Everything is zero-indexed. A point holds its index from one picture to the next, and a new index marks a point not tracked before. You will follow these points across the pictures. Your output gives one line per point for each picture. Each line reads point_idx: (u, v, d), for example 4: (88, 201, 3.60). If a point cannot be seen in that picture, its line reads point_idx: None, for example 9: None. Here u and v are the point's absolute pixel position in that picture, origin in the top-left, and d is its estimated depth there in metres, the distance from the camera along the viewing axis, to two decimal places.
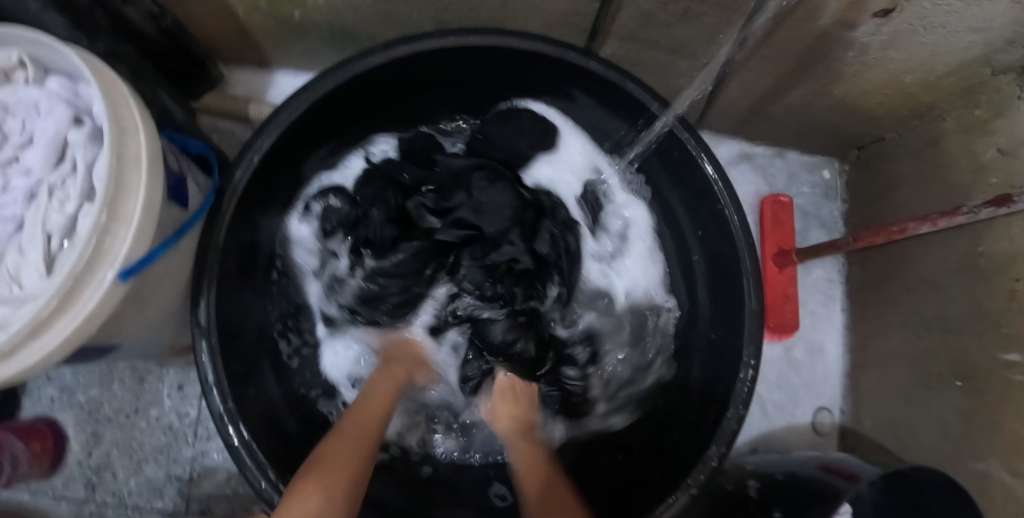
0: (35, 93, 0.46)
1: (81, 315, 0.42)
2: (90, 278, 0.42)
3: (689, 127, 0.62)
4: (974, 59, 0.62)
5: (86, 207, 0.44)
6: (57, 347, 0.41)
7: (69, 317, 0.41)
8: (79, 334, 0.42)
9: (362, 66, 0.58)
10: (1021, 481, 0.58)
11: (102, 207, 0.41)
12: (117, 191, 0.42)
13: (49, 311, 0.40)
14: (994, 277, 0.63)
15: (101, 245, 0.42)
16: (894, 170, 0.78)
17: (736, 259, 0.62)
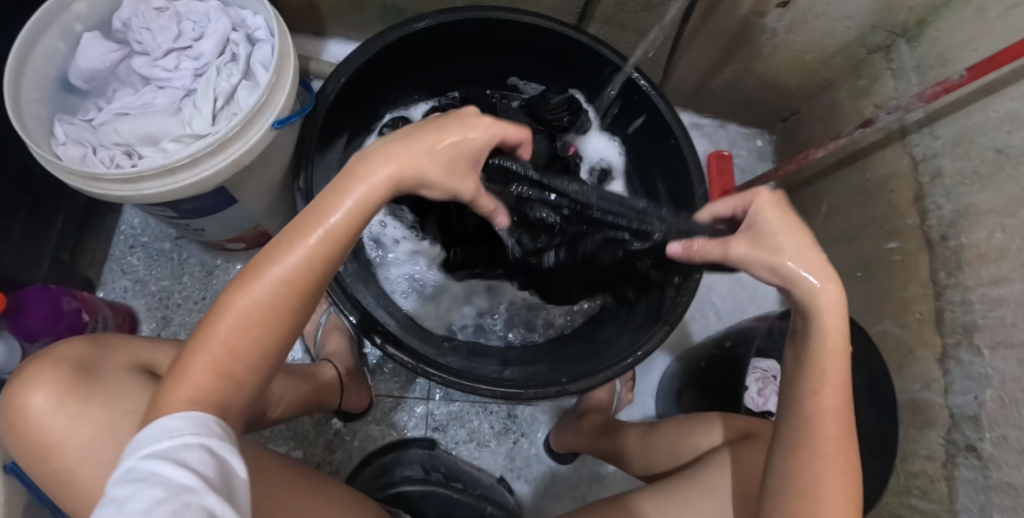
0: (204, 6, 0.63)
1: (246, 146, 0.57)
2: (257, 120, 0.58)
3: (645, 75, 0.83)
4: (854, 41, 0.89)
5: (247, 81, 0.61)
6: (224, 167, 0.57)
7: (240, 144, 0.57)
8: (239, 160, 0.58)
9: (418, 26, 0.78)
10: (906, 329, 0.79)
11: (273, 72, 0.58)
12: (279, 67, 0.59)
13: (231, 136, 0.56)
14: (877, 193, 0.88)
15: (268, 100, 0.58)
16: (805, 133, 1.04)
17: (689, 179, 0.83)
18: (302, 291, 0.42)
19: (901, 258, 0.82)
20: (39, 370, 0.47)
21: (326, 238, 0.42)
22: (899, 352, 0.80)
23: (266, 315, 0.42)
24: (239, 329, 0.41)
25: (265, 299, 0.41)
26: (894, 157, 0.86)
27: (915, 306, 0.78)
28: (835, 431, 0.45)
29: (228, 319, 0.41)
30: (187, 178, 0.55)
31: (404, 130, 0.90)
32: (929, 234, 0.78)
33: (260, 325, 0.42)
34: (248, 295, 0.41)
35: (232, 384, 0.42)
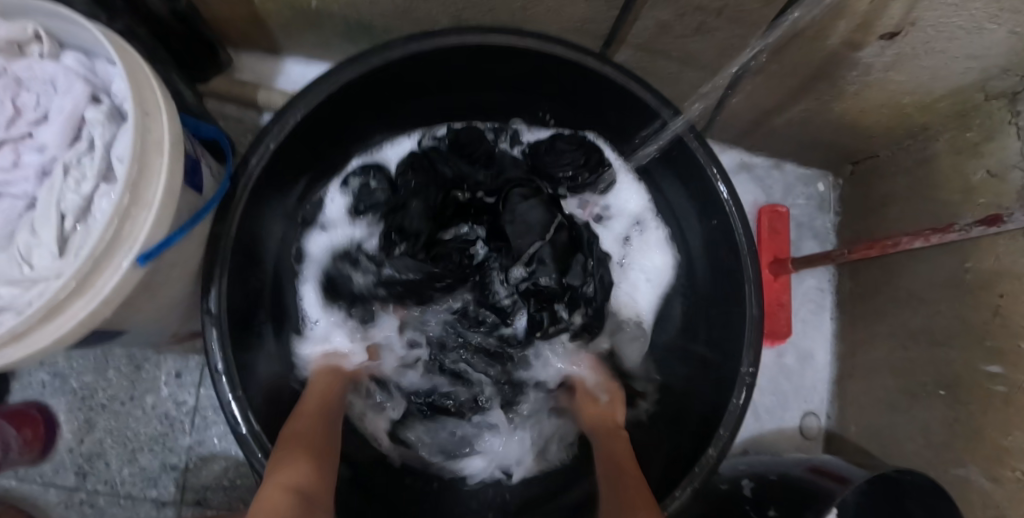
0: (51, 68, 0.45)
1: (99, 298, 0.41)
2: (110, 259, 0.41)
3: (712, 155, 0.63)
4: (971, 86, 0.65)
5: (104, 187, 0.43)
6: (70, 330, 0.41)
7: (86, 299, 0.41)
8: (93, 317, 0.42)
9: (369, 64, 0.58)
10: (998, 486, 0.62)
11: (126, 188, 0.41)
12: (138, 174, 0.42)
13: (67, 293, 0.39)
14: (978, 295, 0.67)
15: (119, 231, 0.41)
16: (887, 189, 0.81)
17: (741, 272, 0.64)
18: (315, 440, 0.54)
19: (1005, 392, 0.63)
20: None
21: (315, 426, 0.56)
22: (986, 511, 0.63)
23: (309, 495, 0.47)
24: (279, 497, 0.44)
25: (290, 475, 0.47)
26: (1006, 252, 0.63)
27: (1015, 461, 0.61)
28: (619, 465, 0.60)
29: (279, 485, 0.46)
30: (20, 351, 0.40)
31: (376, 182, 0.72)
32: None
33: (294, 488, 0.46)
34: (278, 477, 0.47)
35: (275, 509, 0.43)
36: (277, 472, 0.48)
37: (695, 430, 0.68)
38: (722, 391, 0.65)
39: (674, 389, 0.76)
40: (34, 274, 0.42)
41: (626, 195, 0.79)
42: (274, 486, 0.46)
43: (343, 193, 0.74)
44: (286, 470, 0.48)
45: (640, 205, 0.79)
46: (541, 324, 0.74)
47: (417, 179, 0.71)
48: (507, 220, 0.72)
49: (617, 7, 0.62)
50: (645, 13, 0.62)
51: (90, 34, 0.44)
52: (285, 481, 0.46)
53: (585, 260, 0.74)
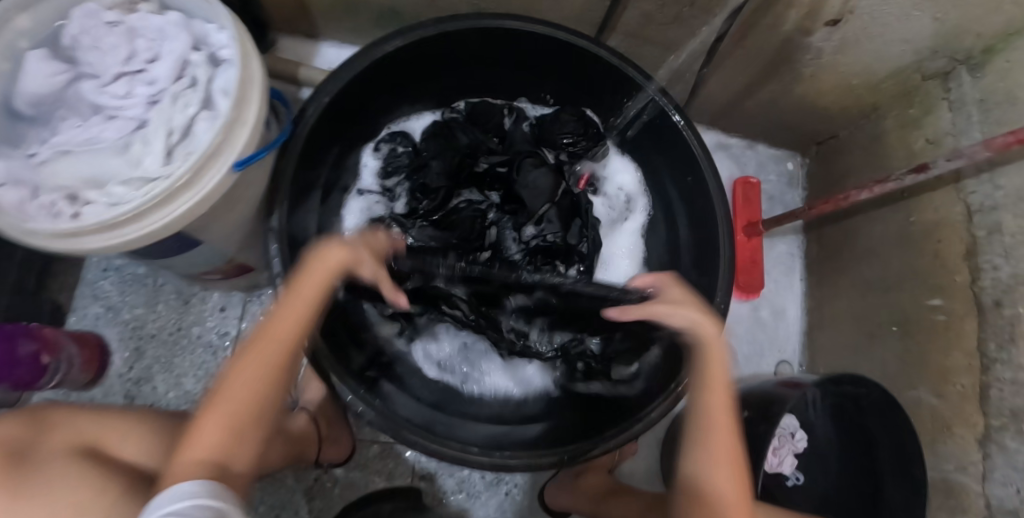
0: (160, 21, 0.56)
1: (201, 192, 0.50)
2: (213, 164, 0.51)
3: (674, 102, 0.74)
4: (909, 66, 0.78)
5: (206, 113, 0.53)
6: (177, 218, 0.50)
7: (193, 192, 0.50)
8: (194, 210, 0.51)
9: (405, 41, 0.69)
10: (943, 401, 0.72)
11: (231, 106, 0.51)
12: (239, 98, 0.52)
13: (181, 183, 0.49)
14: (922, 242, 0.78)
15: (225, 139, 0.51)
16: (844, 161, 0.93)
17: (713, 215, 0.74)
18: (279, 370, 0.48)
19: (945, 320, 0.73)
20: None
21: (272, 359, 0.47)
22: (935, 424, 0.73)
23: (237, 415, 0.45)
24: (237, 401, 0.45)
25: (250, 380, 0.46)
26: (944, 202, 0.75)
27: (956, 376, 0.71)
28: (722, 410, 0.54)
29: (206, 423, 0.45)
30: (136, 231, 0.49)
31: (403, 147, 0.84)
32: (980, 296, 0.68)
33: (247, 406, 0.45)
34: (233, 384, 0.46)
35: (236, 449, 0.45)
36: (219, 395, 0.45)
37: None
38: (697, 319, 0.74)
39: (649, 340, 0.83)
40: (147, 175, 0.51)
41: (617, 174, 0.90)
42: (209, 418, 0.45)
43: (372, 155, 0.85)
44: (244, 392, 0.46)
45: (631, 182, 0.90)
46: None
47: (438, 142, 0.83)
48: (514, 180, 0.81)
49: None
50: (633, 3, 0.75)
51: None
52: (235, 393, 0.45)
53: (581, 222, 0.84)
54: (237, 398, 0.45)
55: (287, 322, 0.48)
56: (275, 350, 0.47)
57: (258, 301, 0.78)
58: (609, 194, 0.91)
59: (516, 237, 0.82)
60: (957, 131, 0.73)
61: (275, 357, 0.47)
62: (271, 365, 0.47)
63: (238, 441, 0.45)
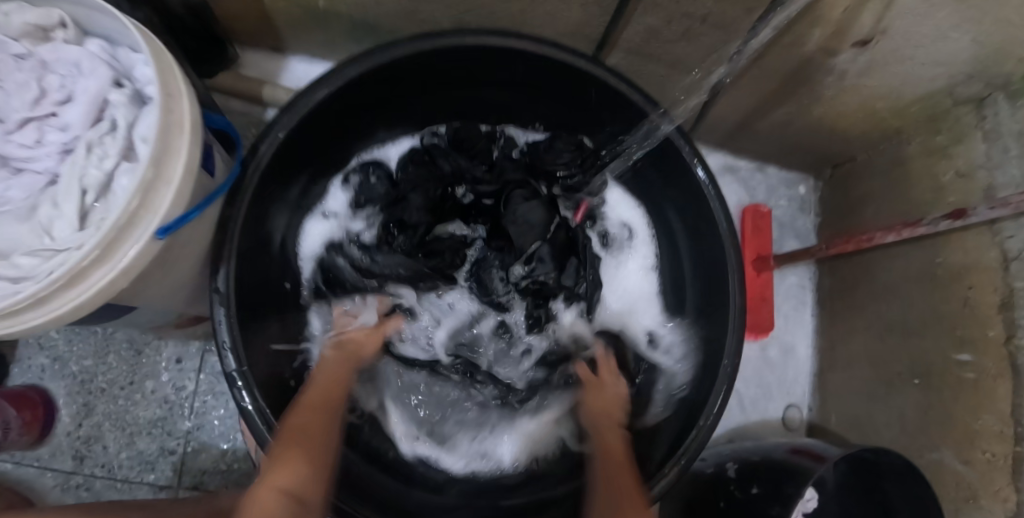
0: (75, 52, 0.47)
1: (118, 267, 0.43)
2: (130, 232, 0.43)
3: (693, 146, 0.66)
4: (940, 90, 0.68)
5: (125, 165, 0.45)
6: (88, 299, 0.42)
7: (106, 268, 0.43)
8: (111, 286, 0.44)
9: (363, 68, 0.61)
10: (971, 468, 0.66)
11: (149, 164, 0.43)
12: (163, 150, 0.44)
13: (89, 261, 0.41)
14: (949, 287, 0.71)
15: (143, 202, 0.43)
16: (862, 188, 0.86)
17: (724, 257, 0.66)
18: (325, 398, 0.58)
19: (975, 377, 0.67)
20: None
21: (316, 402, 0.57)
22: (960, 491, 0.67)
23: (305, 465, 0.50)
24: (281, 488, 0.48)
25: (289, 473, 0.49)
26: (977, 246, 0.68)
27: (985, 442, 0.64)
28: None
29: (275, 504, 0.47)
30: (35, 318, 0.41)
31: (377, 179, 0.74)
32: (1016, 356, 0.62)
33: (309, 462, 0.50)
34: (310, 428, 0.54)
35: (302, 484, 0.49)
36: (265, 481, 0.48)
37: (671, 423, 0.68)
38: (704, 382, 0.66)
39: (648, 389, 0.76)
40: (56, 244, 0.43)
41: (617, 209, 0.82)
42: (273, 486, 0.48)
43: (340, 187, 0.76)
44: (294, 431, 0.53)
45: (632, 216, 0.82)
46: (537, 320, 0.79)
47: (415, 171, 0.75)
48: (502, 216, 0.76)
49: (610, 14, 0.66)
50: (636, 18, 0.66)
51: (117, 21, 0.47)
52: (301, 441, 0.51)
53: (577, 262, 0.78)
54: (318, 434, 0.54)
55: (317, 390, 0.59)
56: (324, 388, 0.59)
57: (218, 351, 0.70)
58: (608, 229, 0.83)
59: (502, 276, 0.78)
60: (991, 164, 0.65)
61: (341, 380, 0.62)
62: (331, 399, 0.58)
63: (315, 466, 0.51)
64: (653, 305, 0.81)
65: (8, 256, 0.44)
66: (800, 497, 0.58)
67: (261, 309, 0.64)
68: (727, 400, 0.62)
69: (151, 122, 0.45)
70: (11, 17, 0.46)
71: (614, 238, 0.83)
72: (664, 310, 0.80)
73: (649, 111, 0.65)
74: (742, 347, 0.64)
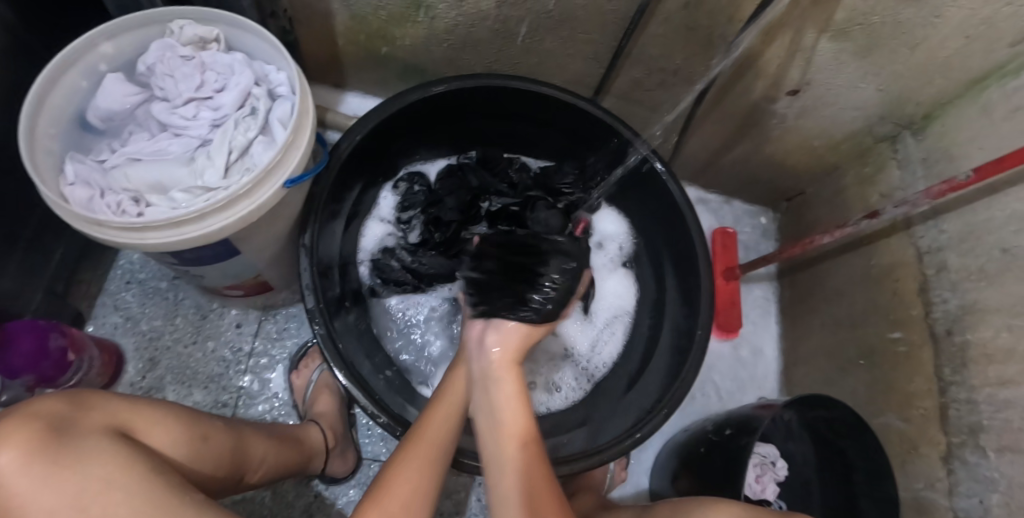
0: (229, 59, 0.66)
1: (257, 202, 0.59)
2: (269, 179, 0.60)
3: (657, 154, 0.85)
4: (861, 130, 0.89)
5: (262, 137, 0.63)
6: (232, 222, 0.58)
7: (249, 201, 0.58)
8: (247, 217, 0.59)
9: (435, 90, 0.79)
10: (910, 424, 0.80)
11: (291, 131, 0.60)
12: (296, 127, 0.61)
13: (241, 193, 0.57)
14: (881, 281, 0.88)
15: (281, 160, 0.60)
16: (811, 217, 1.03)
17: (695, 257, 0.82)
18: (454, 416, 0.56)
19: (905, 350, 0.82)
20: (12, 424, 0.43)
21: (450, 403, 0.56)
22: (903, 445, 0.80)
23: (415, 495, 0.51)
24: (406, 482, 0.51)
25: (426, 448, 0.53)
26: (898, 246, 0.86)
27: (919, 400, 0.78)
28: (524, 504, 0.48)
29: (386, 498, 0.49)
30: (193, 232, 0.57)
31: (419, 187, 0.91)
32: (934, 326, 0.78)
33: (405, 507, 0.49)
34: (430, 433, 0.55)
35: None
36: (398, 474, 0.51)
37: (650, 393, 0.81)
38: (677, 352, 0.82)
39: (630, 365, 0.90)
40: (209, 185, 0.60)
41: (609, 223, 0.99)
42: None
43: (389, 192, 0.92)
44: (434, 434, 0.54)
45: (621, 230, 0.99)
46: None
47: (451, 182, 0.91)
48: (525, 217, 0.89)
49: (604, 66, 0.87)
50: (624, 70, 0.88)
51: (263, 43, 0.67)
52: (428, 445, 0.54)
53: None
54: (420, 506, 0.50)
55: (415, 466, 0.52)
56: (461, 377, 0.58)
57: (273, 319, 0.83)
58: (602, 240, 0.99)
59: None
60: (905, 185, 0.83)
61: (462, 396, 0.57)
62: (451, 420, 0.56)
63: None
64: (641, 302, 0.96)
65: (165, 191, 0.60)
66: (761, 428, 0.74)
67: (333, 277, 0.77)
68: (699, 367, 0.77)
69: (286, 109, 0.63)
70: (185, 29, 0.65)
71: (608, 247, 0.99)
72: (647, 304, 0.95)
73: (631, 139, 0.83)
74: (712, 323, 0.79)
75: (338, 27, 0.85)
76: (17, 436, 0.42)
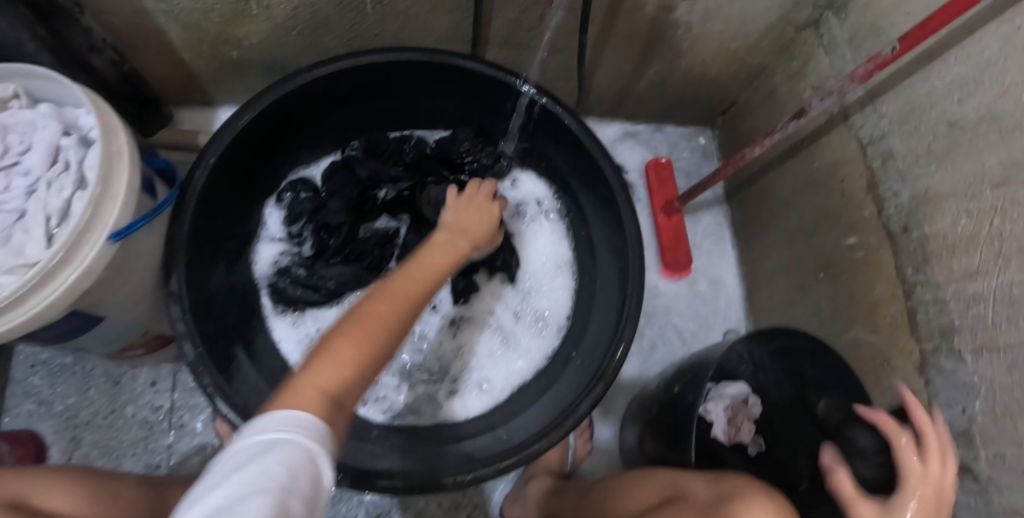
0: (30, 114, 0.58)
1: (82, 266, 0.53)
2: (90, 236, 0.53)
3: (547, 92, 0.73)
4: (779, 20, 0.78)
5: (79, 192, 0.56)
6: (61, 294, 0.52)
7: (72, 267, 0.52)
8: (78, 285, 0.53)
9: (275, 93, 0.69)
10: (878, 335, 0.72)
11: (98, 181, 0.53)
12: (106, 172, 0.54)
13: (57, 261, 0.51)
14: (828, 184, 0.78)
15: (95, 213, 0.53)
16: (749, 126, 0.93)
17: (616, 200, 0.73)
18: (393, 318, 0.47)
19: (864, 255, 0.73)
20: None
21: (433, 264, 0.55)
22: (875, 359, 0.73)
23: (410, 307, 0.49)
24: (338, 376, 0.42)
25: (390, 304, 0.48)
26: (839, 141, 0.76)
27: (884, 308, 0.70)
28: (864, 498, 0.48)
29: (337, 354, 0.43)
30: (17, 317, 0.50)
31: (304, 194, 0.82)
32: (889, 225, 0.69)
33: (359, 365, 0.43)
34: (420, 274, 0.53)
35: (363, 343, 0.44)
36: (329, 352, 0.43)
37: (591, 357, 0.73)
38: (616, 311, 0.72)
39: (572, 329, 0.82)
40: (30, 259, 0.53)
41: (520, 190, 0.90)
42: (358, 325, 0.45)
43: (274, 207, 0.84)
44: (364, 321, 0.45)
45: (539, 189, 0.89)
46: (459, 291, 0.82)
47: (339, 178, 0.83)
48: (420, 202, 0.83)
49: (472, 16, 0.76)
50: (495, 14, 0.76)
51: (62, 86, 0.59)
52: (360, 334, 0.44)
53: None
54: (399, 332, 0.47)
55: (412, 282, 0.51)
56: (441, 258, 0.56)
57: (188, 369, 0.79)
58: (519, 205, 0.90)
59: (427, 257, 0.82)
60: (836, 73, 0.74)
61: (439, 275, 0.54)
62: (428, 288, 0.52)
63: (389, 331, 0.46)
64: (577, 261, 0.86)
65: None
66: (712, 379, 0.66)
67: (224, 314, 0.71)
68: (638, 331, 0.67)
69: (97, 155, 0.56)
70: None
71: (528, 212, 0.89)
72: (581, 264, 0.85)
73: (516, 85, 0.72)
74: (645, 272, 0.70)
75: (175, 43, 0.76)
76: None
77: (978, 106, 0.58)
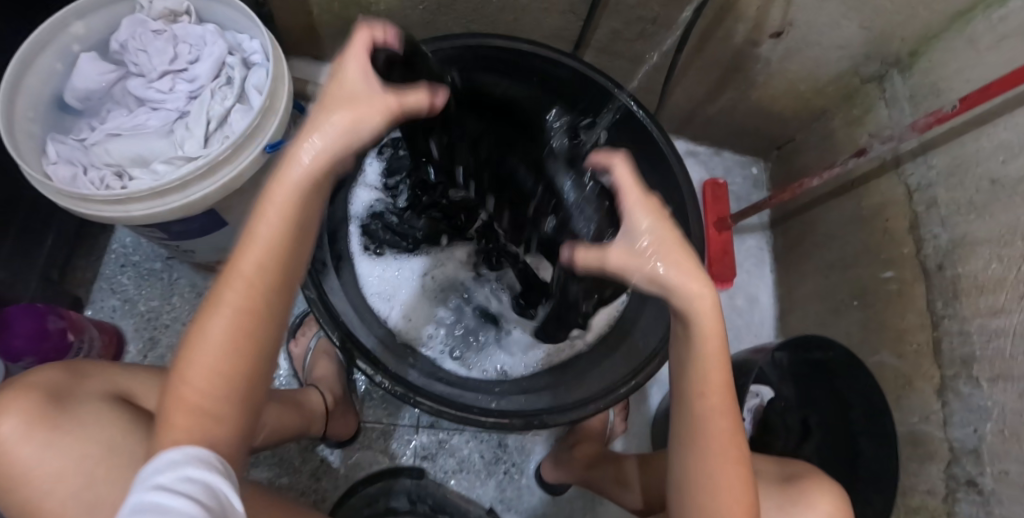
0: (202, 29, 0.65)
1: (240, 167, 0.59)
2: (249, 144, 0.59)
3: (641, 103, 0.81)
4: (849, 71, 0.87)
5: (240, 105, 0.62)
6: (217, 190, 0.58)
7: (232, 166, 0.58)
8: (229, 184, 0.59)
9: None
10: (903, 360, 0.80)
11: (268, 96, 0.59)
12: (273, 92, 0.61)
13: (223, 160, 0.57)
14: (872, 222, 0.88)
15: (259, 127, 0.60)
16: (801, 163, 1.02)
17: (684, 205, 0.80)
18: (283, 251, 0.38)
19: (897, 287, 0.82)
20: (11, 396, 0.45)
21: (270, 240, 0.38)
22: (898, 381, 0.81)
23: (249, 315, 0.38)
24: (210, 363, 0.37)
25: (225, 330, 0.37)
26: (888, 186, 0.86)
27: (911, 335, 0.79)
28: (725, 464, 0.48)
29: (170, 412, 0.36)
30: (176, 201, 0.57)
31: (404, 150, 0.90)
32: (925, 262, 0.78)
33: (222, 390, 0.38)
34: (232, 285, 0.37)
35: (208, 397, 0.37)
36: (196, 337, 0.38)
37: None
38: None
39: None
40: (189, 154, 0.60)
41: None
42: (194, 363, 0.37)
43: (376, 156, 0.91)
44: (251, 277, 0.38)
45: None
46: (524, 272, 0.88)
47: None
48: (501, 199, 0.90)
49: (582, 20, 0.85)
50: (603, 21, 0.85)
51: (232, 11, 0.66)
52: (240, 303, 0.37)
53: None
54: (256, 343, 0.39)
55: (221, 312, 0.37)
56: (271, 235, 0.38)
57: None
58: None
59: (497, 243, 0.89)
60: (894, 124, 0.83)
61: (265, 290, 0.38)
62: (264, 289, 0.38)
63: (243, 355, 0.38)
64: None
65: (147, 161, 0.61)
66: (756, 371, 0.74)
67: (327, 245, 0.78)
68: None
69: (262, 77, 0.63)
70: (154, 4, 0.64)
71: None
72: None
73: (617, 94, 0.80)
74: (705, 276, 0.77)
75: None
76: (18, 404, 0.45)
77: (1020, 168, 0.66)
